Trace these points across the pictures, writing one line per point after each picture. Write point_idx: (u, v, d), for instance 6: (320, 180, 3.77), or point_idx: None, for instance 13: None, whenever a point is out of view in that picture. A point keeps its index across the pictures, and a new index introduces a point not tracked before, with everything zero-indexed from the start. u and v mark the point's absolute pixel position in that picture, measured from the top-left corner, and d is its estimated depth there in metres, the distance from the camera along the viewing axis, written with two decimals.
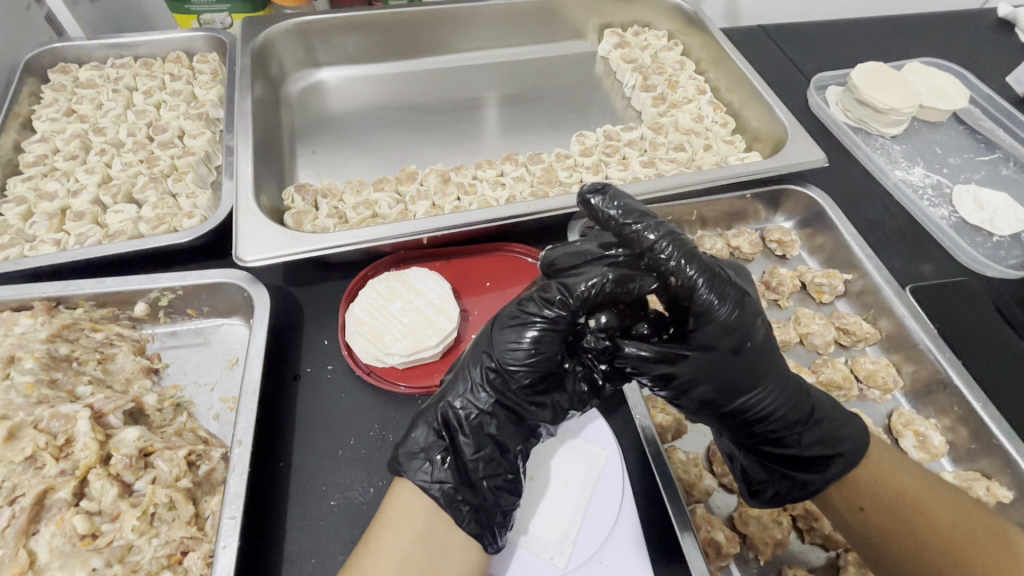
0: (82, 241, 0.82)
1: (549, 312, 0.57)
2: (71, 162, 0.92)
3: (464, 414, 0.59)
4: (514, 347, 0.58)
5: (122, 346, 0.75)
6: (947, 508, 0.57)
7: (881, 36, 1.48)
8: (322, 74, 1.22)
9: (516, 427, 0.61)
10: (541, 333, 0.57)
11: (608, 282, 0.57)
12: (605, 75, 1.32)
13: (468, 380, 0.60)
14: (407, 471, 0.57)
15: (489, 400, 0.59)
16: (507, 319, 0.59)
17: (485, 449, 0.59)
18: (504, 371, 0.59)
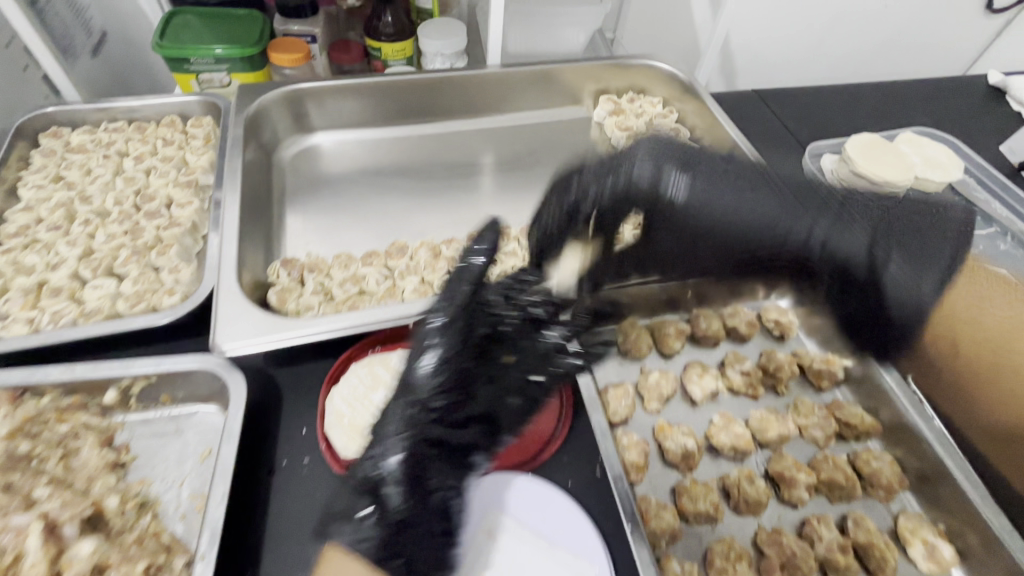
0: (56, 320, 0.79)
1: (432, 344, 0.68)
2: (54, 234, 0.90)
3: (383, 465, 0.62)
4: (415, 381, 0.67)
5: (88, 439, 0.71)
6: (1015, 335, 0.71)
7: (873, 102, 1.49)
8: (316, 138, 1.22)
9: (441, 456, 0.66)
10: (440, 359, 0.67)
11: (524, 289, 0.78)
12: (600, 141, 1.33)
13: (386, 428, 0.64)
14: (332, 537, 0.61)
15: (403, 445, 0.63)
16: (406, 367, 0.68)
17: (410, 492, 0.62)
18: (418, 408, 0.65)
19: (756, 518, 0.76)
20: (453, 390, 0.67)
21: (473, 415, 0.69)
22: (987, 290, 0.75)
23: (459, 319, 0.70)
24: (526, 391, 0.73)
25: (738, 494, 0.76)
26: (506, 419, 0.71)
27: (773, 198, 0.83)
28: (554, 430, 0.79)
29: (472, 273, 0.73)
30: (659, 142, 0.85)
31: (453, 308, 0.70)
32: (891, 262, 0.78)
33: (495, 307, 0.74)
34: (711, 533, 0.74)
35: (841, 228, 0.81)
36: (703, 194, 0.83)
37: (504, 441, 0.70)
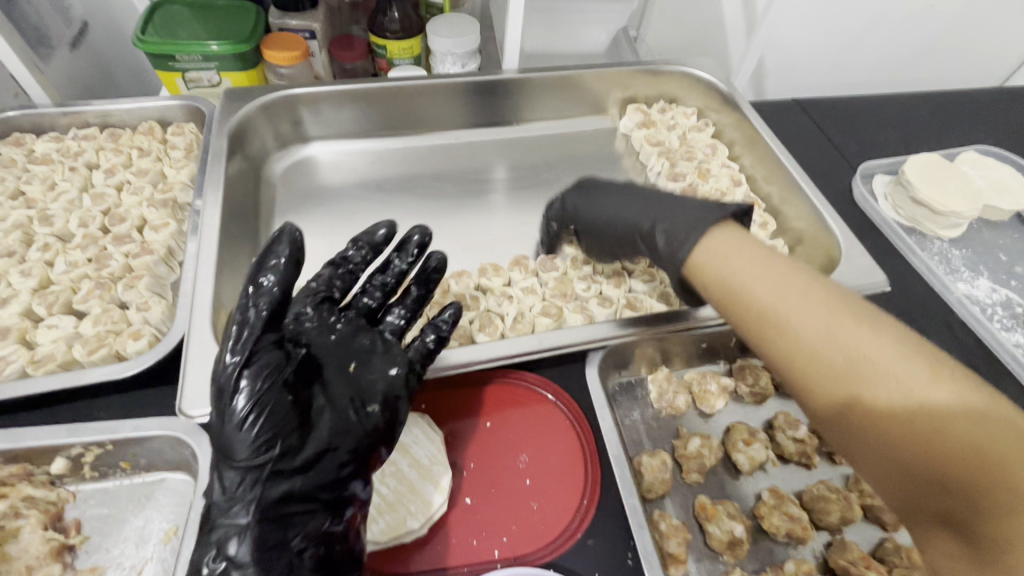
0: (0, 368, 0.68)
1: (246, 382, 0.53)
2: (6, 261, 0.79)
3: (225, 539, 0.52)
4: (238, 439, 0.52)
5: (29, 518, 0.61)
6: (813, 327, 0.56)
7: (924, 116, 1.35)
8: (311, 149, 1.10)
9: (305, 505, 0.55)
10: (251, 399, 0.53)
11: (378, 288, 0.69)
12: (626, 154, 1.20)
13: (221, 496, 0.53)
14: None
15: (251, 508, 0.52)
16: (212, 422, 0.54)
17: (267, 558, 0.51)
18: (250, 468, 0.53)
19: None
20: (289, 427, 0.54)
21: (326, 450, 0.57)
22: (748, 245, 0.64)
23: (273, 346, 0.56)
24: (386, 401, 0.62)
25: None
26: (364, 442, 0.59)
27: (623, 203, 0.78)
28: (576, 505, 0.69)
29: (268, 298, 0.55)
30: (592, 180, 0.85)
31: (254, 339, 0.54)
32: (664, 233, 0.70)
33: (307, 316, 0.62)
34: None
35: (679, 209, 0.71)
36: (598, 198, 0.81)
37: (360, 474, 0.59)
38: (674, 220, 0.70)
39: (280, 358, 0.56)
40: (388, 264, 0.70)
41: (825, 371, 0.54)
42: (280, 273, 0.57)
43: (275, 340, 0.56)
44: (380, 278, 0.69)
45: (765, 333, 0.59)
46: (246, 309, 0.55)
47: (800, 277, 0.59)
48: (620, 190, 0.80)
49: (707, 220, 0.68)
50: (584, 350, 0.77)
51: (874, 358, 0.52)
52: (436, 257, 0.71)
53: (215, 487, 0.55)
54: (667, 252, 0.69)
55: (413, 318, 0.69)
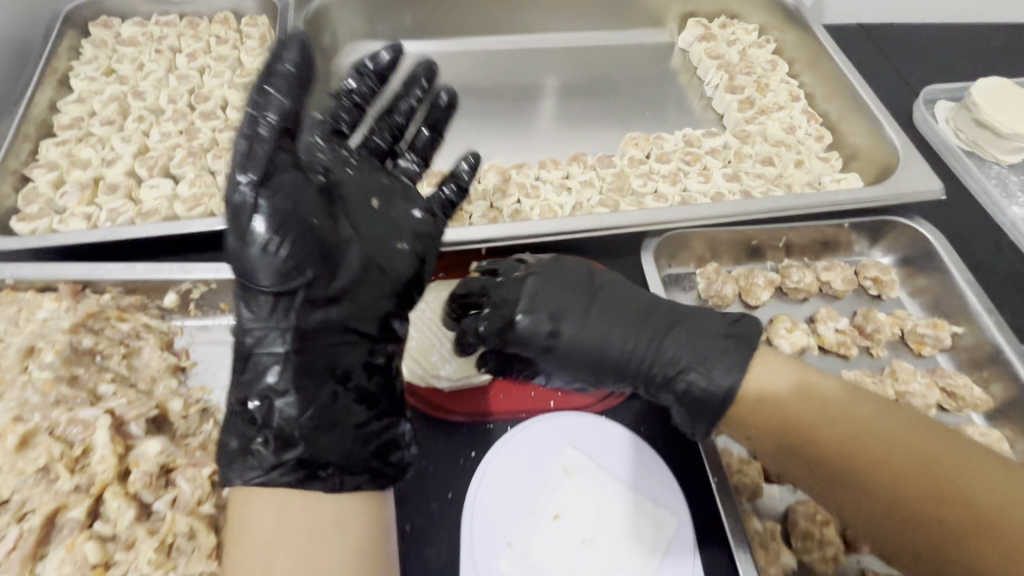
0: (114, 218, 0.76)
1: (265, 205, 0.50)
2: (108, 128, 0.85)
3: (265, 366, 0.51)
4: (268, 264, 0.50)
5: (149, 340, 0.68)
6: (838, 422, 0.50)
7: (997, 46, 1.30)
8: (376, 49, 1.12)
9: (341, 334, 0.53)
10: (270, 219, 0.50)
11: (391, 124, 0.67)
12: (683, 70, 1.20)
13: (258, 332, 0.51)
14: (232, 477, 0.48)
15: (287, 336, 0.51)
16: (230, 244, 0.51)
17: (310, 386, 0.50)
18: (284, 293, 0.51)
19: None
20: (317, 251, 0.52)
21: (358, 278, 0.54)
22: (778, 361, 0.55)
23: (287, 167, 0.51)
24: (414, 235, 0.60)
25: None
26: (394, 276, 0.57)
27: (612, 317, 0.59)
28: None
29: (276, 105, 0.49)
30: (551, 278, 0.60)
31: (269, 153, 0.49)
32: (689, 370, 0.56)
33: (319, 147, 0.60)
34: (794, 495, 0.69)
35: (701, 339, 0.57)
36: (570, 287, 0.60)
37: (394, 312, 0.56)
38: (687, 338, 0.57)
39: (296, 180, 0.51)
40: (394, 103, 0.68)
41: (837, 439, 0.49)
42: (287, 83, 0.50)
43: (288, 160, 0.51)
44: (389, 116, 0.67)
45: (790, 447, 0.52)
46: (255, 122, 0.49)
47: (829, 393, 0.52)
48: (600, 298, 0.60)
49: (741, 350, 0.55)
50: (642, 234, 0.81)
51: (880, 426, 0.50)
52: (446, 94, 0.70)
53: (243, 318, 0.52)
54: (698, 399, 0.55)
55: (426, 165, 0.69)
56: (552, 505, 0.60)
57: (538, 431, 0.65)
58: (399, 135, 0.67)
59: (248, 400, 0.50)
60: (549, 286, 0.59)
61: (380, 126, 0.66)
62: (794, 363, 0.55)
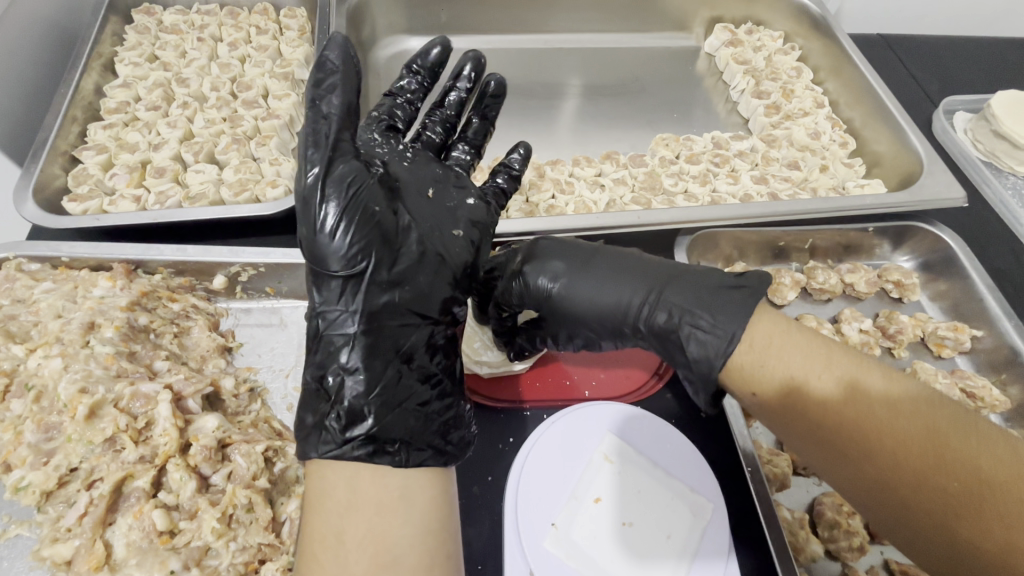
0: (162, 201, 0.78)
1: (332, 191, 0.52)
2: (153, 113, 0.87)
3: (337, 347, 0.53)
4: (334, 247, 0.52)
5: (197, 320, 0.70)
6: (841, 393, 0.50)
7: (1016, 60, 1.32)
8: (413, 44, 1.13)
9: (402, 316, 0.55)
10: (340, 206, 0.52)
11: (441, 117, 0.69)
12: (708, 74, 1.22)
13: (331, 314, 0.54)
14: (309, 451, 0.50)
15: (357, 318, 0.53)
16: (302, 235, 0.53)
17: (377, 367, 0.53)
18: (350, 276, 0.53)
19: None
20: (379, 238, 0.54)
21: (417, 264, 0.56)
22: (791, 330, 0.54)
23: (350, 156, 0.53)
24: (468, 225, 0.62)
25: None
26: (452, 264, 0.59)
27: (623, 275, 0.62)
28: (655, 368, 0.75)
29: (338, 106, 0.53)
30: (558, 245, 0.65)
31: (332, 146, 0.52)
32: (691, 321, 0.58)
33: (376, 141, 0.63)
34: (818, 486, 0.71)
35: (703, 294, 0.59)
36: (578, 254, 0.64)
37: (451, 297, 0.58)
38: (692, 296, 0.59)
39: (359, 169, 0.54)
40: (445, 97, 0.71)
41: (839, 409, 0.49)
42: (346, 79, 0.54)
43: (349, 150, 0.54)
44: (440, 112, 0.70)
45: (789, 413, 0.52)
46: (319, 115, 0.53)
47: (839, 361, 0.52)
48: (597, 260, 0.63)
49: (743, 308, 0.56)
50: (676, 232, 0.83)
51: (886, 398, 0.49)
52: (494, 81, 0.70)
53: (316, 301, 0.55)
54: (697, 349, 0.56)
55: (477, 155, 0.71)
56: (592, 489, 0.62)
57: (579, 417, 0.67)
58: (450, 128, 0.70)
59: (324, 377, 0.53)
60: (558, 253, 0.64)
61: (432, 122, 0.69)
62: (806, 334, 0.54)
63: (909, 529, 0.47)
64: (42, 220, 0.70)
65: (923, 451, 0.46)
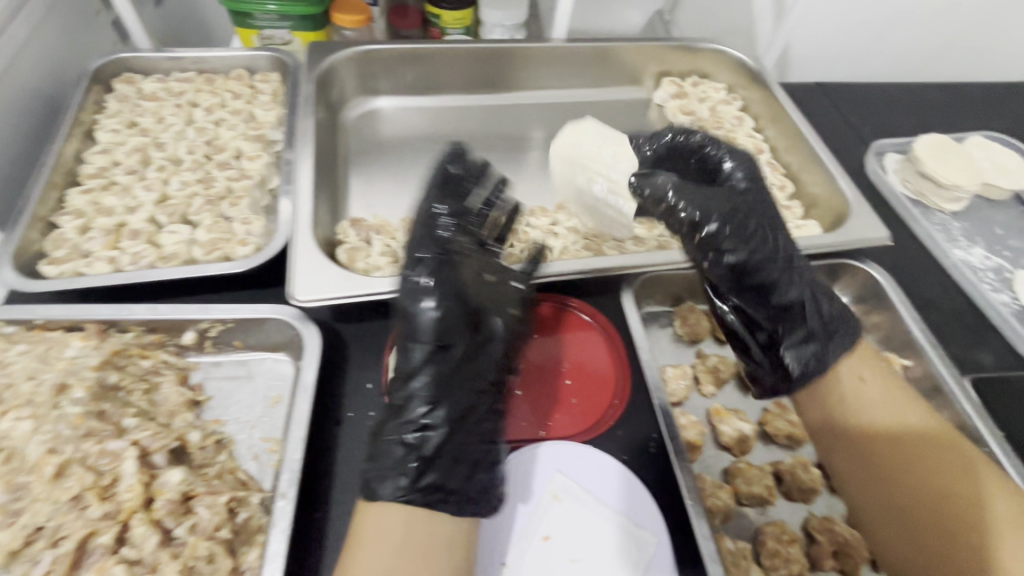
0: (136, 261, 0.82)
1: (436, 296, 0.70)
2: (130, 177, 0.92)
3: (414, 410, 0.65)
4: (426, 324, 0.68)
5: (167, 375, 0.74)
6: (895, 422, 0.71)
7: (943, 103, 1.44)
8: (379, 102, 1.23)
9: (475, 387, 0.68)
10: (440, 306, 0.69)
11: (473, 217, 0.82)
12: (659, 123, 1.32)
13: (407, 382, 0.66)
14: (379, 493, 0.61)
15: (428, 388, 0.66)
16: (410, 317, 0.69)
17: (465, 432, 0.66)
18: (445, 358, 0.68)
19: (807, 505, 0.77)
20: (467, 322, 0.71)
21: (471, 347, 0.70)
22: (882, 374, 0.74)
23: (434, 264, 0.74)
24: (506, 316, 0.73)
25: (791, 481, 0.77)
26: (495, 345, 0.71)
27: (752, 246, 0.72)
28: (610, 402, 0.80)
29: (427, 226, 0.78)
30: (736, 214, 0.72)
31: (428, 262, 0.74)
32: (805, 340, 0.74)
33: (427, 250, 0.75)
34: (762, 516, 0.76)
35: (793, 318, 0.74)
36: (740, 241, 0.72)
37: (496, 371, 0.71)
38: (809, 299, 0.74)
39: (450, 274, 0.73)
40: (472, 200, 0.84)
41: (900, 437, 0.70)
42: (457, 215, 0.80)
43: (440, 257, 0.75)
44: (471, 212, 0.82)
45: (851, 432, 0.73)
46: (430, 232, 0.77)
47: (925, 411, 0.72)
48: (744, 227, 0.72)
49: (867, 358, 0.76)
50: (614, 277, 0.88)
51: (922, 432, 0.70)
52: (500, 181, 0.86)
53: (412, 376, 0.67)
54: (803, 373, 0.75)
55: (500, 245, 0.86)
56: (543, 528, 0.66)
57: (532, 458, 0.71)
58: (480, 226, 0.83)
59: (405, 435, 0.63)
60: (758, 253, 0.72)
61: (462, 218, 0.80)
62: (903, 390, 0.74)
63: (905, 525, 0.67)
64: (20, 285, 0.74)
65: (913, 470, 0.68)
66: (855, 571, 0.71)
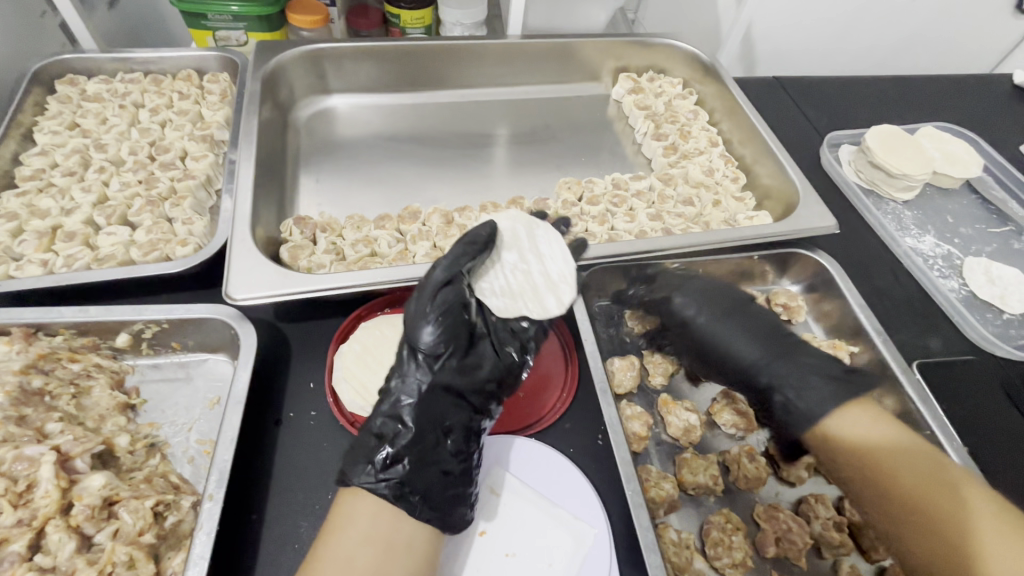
0: (70, 264, 0.80)
1: (431, 313, 0.66)
2: (69, 179, 0.91)
3: (399, 407, 0.64)
4: (424, 347, 0.65)
5: (99, 379, 0.72)
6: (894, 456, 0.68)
7: (899, 95, 1.45)
8: (332, 101, 1.22)
9: (457, 407, 0.66)
10: (437, 323, 0.65)
11: (459, 252, 0.71)
12: (617, 119, 1.32)
13: (398, 383, 0.65)
14: (353, 476, 0.60)
15: (419, 391, 0.65)
16: (409, 318, 0.66)
17: (436, 444, 0.63)
18: (430, 363, 0.65)
19: (754, 493, 0.77)
20: (460, 341, 0.67)
21: (472, 370, 0.68)
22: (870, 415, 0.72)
23: (453, 288, 0.68)
24: (516, 340, 0.75)
25: (737, 469, 0.77)
26: (494, 374, 0.69)
27: (749, 337, 0.82)
28: (554, 403, 0.78)
29: (457, 268, 0.69)
30: (712, 292, 0.86)
31: (444, 289, 0.67)
32: (784, 394, 0.77)
33: (454, 285, 0.68)
34: (709, 505, 0.75)
35: (778, 377, 0.78)
36: (718, 326, 0.83)
37: (480, 392, 0.68)
38: (786, 363, 0.79)
39: (455, 294, 0.68)
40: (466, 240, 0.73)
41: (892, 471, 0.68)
42: (469, 252, 0.72)
43: (460, 286, 0.68)
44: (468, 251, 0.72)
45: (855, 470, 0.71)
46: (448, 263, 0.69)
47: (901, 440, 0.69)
48: (742, 313, 0.84)
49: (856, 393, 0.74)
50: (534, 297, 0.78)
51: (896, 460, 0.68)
52: (485, 228, 0.76)
53: (405, 377, 0.65)
54: (780, 411, 0.78)
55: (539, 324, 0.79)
56: (481, 522, 0.68)
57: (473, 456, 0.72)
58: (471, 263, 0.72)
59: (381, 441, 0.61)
60: (751, 328, 0.83)
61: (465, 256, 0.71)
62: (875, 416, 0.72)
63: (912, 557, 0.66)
64: None
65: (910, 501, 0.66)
66: (798, 557, 0.71)
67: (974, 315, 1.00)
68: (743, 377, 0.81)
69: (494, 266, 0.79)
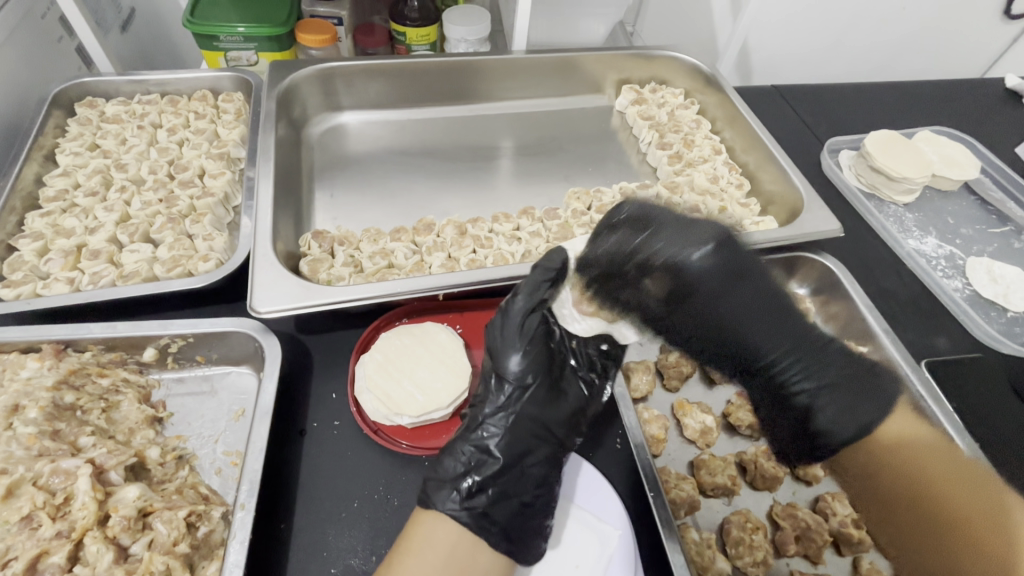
0: (96, 281, 0.82)
1: (519, 346, 0.69)
2: (91, 199, 0.93)
3: (488, 438, 0.66)
4: (510, 374, 0.68)
5: (127, 394, 0.73)
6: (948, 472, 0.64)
7: (895, 101, 1.49)
8: (343, 117, 1.25)
9: (545, 441, 0.67)
10: (524, 354, 0.68)
11: (541, 281, 0.70)
12: (621, 129, 1.35)
13: (487, 414, 0.67)
14: (436, 501, 0.62)
15: (507, 423, 0.67)
16: (497, 350, 0.70)
17: (520, 473, 0.65)
18: (518, 393, 0.68)
19: (771, 493, 0.79)
20: (544, 372, 0.69)
21: (556, 400, 0.69)
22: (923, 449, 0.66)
23: (537, 320, 0.70)
24: (594, 366, 0.75)
25: (755, 470, 0.78)
26: (576, 406, 0.70)
27: (773, 335, 0.65)
28: None
29: (542, 300, 0.70)
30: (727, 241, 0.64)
31: (530, 321, 0.70)
32: (805, 390, 0.65)
33: (536, 318, 0.70)
34: (728, 506, 0.77)
35: (789, 364, 0.65)
36: (746, 300, 0.63)
37: (566, 426, 0.68)
38: (805, 363, 0.65)
39: (539, 326, 0.70)
40: (538, 270, 0.70)
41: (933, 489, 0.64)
42: (551, 280, 0.70)
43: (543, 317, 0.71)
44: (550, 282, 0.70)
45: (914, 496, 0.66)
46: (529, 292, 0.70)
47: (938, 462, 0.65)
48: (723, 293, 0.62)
49: (883, 399, 0.65)
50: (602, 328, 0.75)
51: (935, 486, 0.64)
52: (558, 255, 0.71)
53: (490, 405, 0.68)
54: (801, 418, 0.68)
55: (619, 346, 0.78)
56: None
57: None
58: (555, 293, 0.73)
59: (467, 467, 0.64)
60: (740, 301, 0.63)
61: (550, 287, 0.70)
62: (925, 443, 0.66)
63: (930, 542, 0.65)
64: None
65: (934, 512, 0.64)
66: (819, 555, 0.73)
67: (978, 314, 1.02)
68: (739, 363, 0.66)
69: (569, 287, 0.73)
